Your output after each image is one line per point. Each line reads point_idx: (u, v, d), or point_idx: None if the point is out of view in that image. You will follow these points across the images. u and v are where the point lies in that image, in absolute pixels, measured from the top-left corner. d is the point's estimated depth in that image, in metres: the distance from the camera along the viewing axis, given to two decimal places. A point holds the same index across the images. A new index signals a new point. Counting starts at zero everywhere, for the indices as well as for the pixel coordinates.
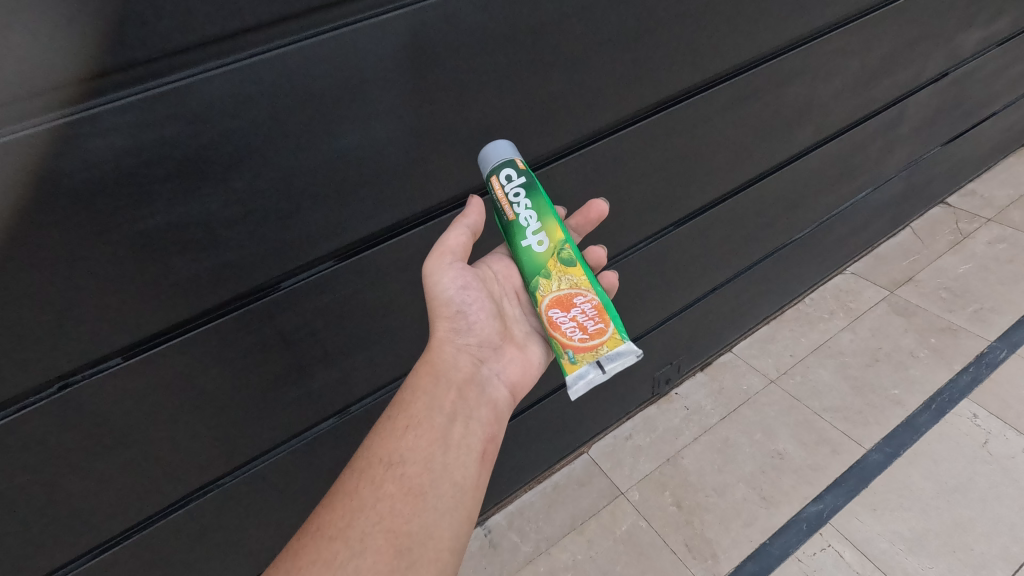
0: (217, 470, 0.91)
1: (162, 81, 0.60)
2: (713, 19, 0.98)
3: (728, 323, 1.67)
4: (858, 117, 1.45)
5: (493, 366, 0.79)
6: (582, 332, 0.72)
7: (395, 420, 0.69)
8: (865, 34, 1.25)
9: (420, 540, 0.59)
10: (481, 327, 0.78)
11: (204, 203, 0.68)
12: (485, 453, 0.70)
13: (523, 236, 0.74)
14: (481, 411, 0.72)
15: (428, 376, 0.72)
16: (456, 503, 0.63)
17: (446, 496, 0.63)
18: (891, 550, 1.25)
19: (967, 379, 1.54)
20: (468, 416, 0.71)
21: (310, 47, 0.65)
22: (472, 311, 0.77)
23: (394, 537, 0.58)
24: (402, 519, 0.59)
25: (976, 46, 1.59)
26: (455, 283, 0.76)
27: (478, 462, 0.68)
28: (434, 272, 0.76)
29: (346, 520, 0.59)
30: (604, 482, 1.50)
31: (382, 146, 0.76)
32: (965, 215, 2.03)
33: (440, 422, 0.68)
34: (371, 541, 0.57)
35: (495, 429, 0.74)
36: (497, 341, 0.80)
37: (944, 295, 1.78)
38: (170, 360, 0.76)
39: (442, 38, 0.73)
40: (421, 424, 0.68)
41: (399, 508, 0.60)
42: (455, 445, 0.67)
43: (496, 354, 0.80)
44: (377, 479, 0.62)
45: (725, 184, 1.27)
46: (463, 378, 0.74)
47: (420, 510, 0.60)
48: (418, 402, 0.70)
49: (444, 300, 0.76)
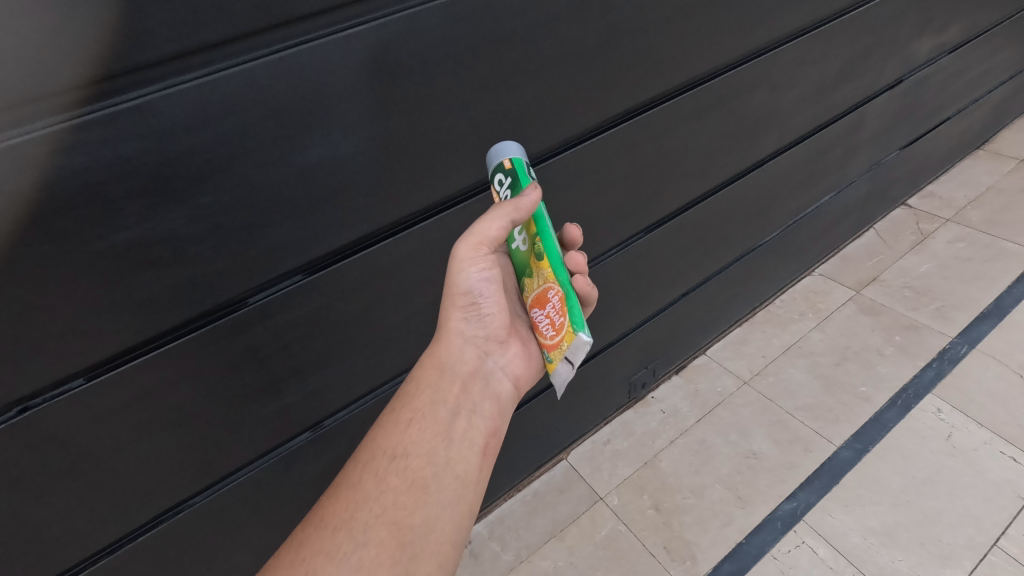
0: (187, 490, 0.89)
1: (123, 98, 0.60)
2: (673, 31, 1.00)
3: (701, 326, 1.70)
4: (820, 123, 1.49)
5: (498, 359, 0.79)
6: (551, 329, 0.73)
7: (400, 413, 0.71)
8: (822, 43, 1.30)
9: (422, 533, 0.61)
10: (493, 319, 0.79)
11: (167, 220, 0.68)
12: (487, 448, 0.71)
13: (513, 237, 0.76)
14: (484, 405, 0.74)
15: (433, 369, 0.74)
16: (458, 496, 0.65)
17: (448, 489, 0.65)
18: (863, 544, 1.28)
19: (931, 375, 1.59)
20: (471, 410, 0.73)
21: (274, 63, 0.66)
22: (486, 302, 0.77)
23: (396, 529, 0.60)
24: (405, 512, 0.61)
25: (930, 54, 1.65)
26: (477, 273, 0.75)
27: (480, 456, 0.70)
28: (461, 259, 0.74)
29: (350, 512, 0.61)
30: (583, 487, 1.51)
31: (348, 160, 0.77)
32: (925, 216, 2.11)
33: (443, 417, 0.70)
34: (374, 534, 0.59)
35: (498, 422, 0.75)
36: (504, 334, 0.81)
37: (908, 294, 1.83)
38: (135, 379, 0.75)
39: (406, 53, 0.74)
40: (425, 418, 0.69)
41: (402, 501, 0.62)
42: (457, 439, 0.69)
43: (502, 347, 0.80)
44: (382, 471, 0.64)
45: (692, 190, 1.30)
46: (468, 371, 0.75)
47: (422, 504, 0.62)
48: (422, 395, 0.72)
49: (462, 289, 0.76)
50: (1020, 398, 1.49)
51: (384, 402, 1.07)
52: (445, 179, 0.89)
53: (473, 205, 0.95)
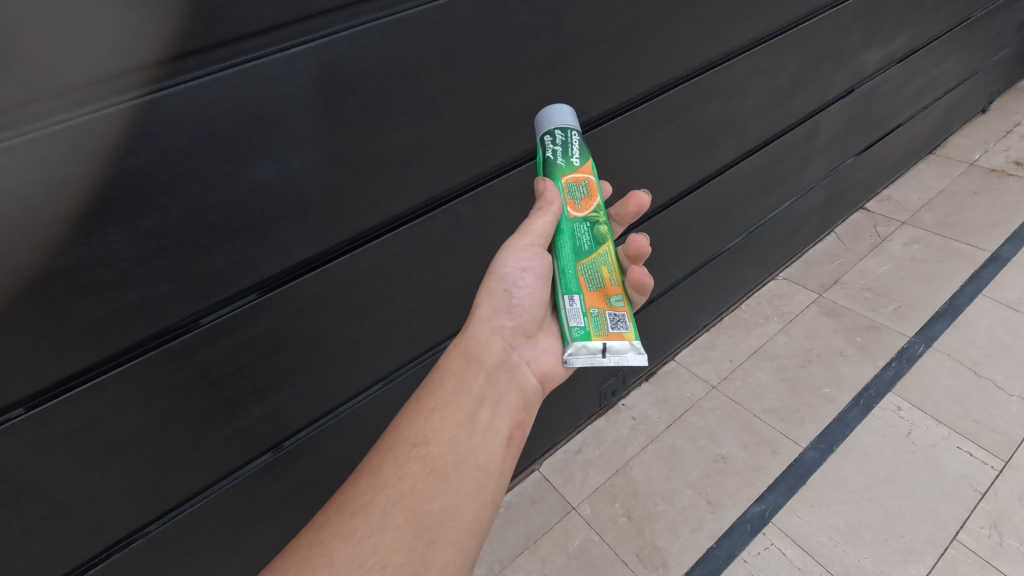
0: (140, 519, 0.87)
1: (53, 121, 0.58)
2: (625, 46, 1.03)
3: (669, 333, 1.72)
4: (776, 132, 1.53)
5: (525, 353, 0.77)
6: None
7: (424, 401, 0.70)
8: (773, 55, 1.33)
9: (441, 520, 0.59)
10: (523, 310, 0.77)
11: (109, 243, 0.66)
12: (511, 439, 0.70)
13: None
14: (510, 396, 0.72)
15: (459, 358, 0.73)
16: (479, 486, 0.63)
17: (469, 478, 0.63)
18: (829, 543, 1.30)
19: (891, 374, 1.64)
20: (496, 400, 0.71)
21: (216, 81, 0.65)
22: (519, 294, 0.77)
23: (414, 516, 0.58)
24: (424, 499, 0.60)
25: (878, 64, 1.72)
26: (518, 263, 0.77)
27: (504, 447, 0.68)
28: (506, 250, 0.77)
29: (369, 497, 0.60)
30: (556, 497, 1.51)
31: (300, 177, 0.77)
32: (882, 219, 2.17)
33: (466, 406, 0.69)
34: (391, 519, 0.58)
35: (522, 416, 0.73)
36: (533, 328, 0.78)
37: (867, 295, 1.89)
38: (79, 407, 0.73)
39: (355, 69, 0.74)
40: (448, 407, 0.68)
41: (420, 488, 0.60)
42: (480, 428, 0.67)
43: (529, 342, 0.78)
44: (402, 458, 0.63)
45: (653, 200, 1.32)
46: (493, 362, 0.74)
47: (441, 492, 0.61)
48: (447, 384, 0.71)
49: (499, 275, 0.77)
50: (974, 393, 1.54)
51: (346, 420, 1.06)
52: (401, 195, 0.89)
53: (431, 219, 0.95)
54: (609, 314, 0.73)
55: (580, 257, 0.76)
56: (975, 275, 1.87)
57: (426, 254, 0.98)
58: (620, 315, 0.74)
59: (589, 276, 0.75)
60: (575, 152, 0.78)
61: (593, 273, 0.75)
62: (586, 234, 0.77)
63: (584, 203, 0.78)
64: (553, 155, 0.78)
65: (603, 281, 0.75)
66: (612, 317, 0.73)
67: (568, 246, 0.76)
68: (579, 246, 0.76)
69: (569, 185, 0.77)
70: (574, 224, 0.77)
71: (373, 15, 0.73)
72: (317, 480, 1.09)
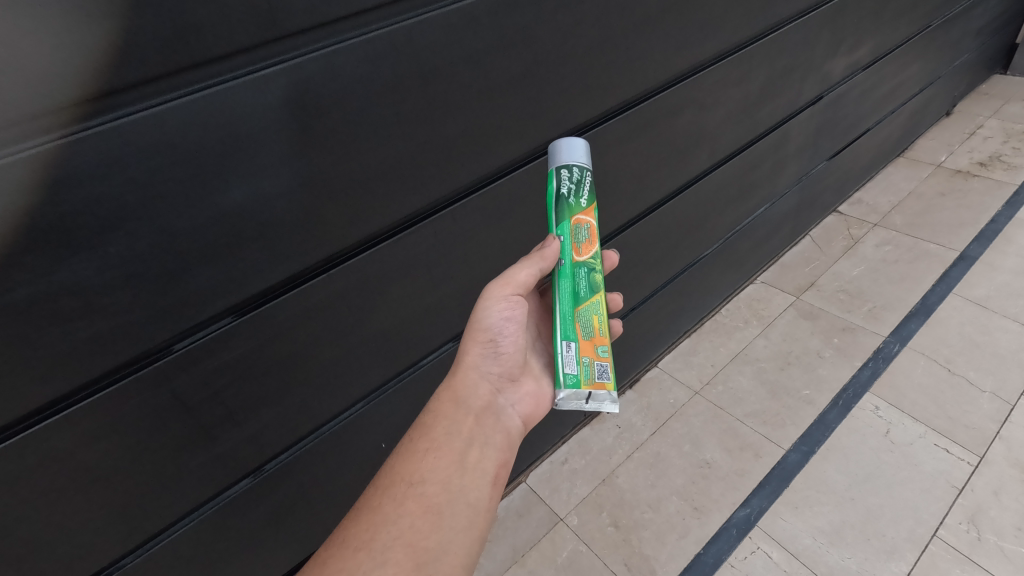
0: (114, 552, 0.84)
1: (16, 147, 0.57)
2: (596, 62, 1.04)
3: (651, 340, 1.74)
4: (748, 139, 1.56)
5: (509, 397, 0.78)
6: None
7: (418, 441, 0.70)
8: (742, 67, 1.37)
9: (438, 555, 0.59)
10: (508, 357, 0.78)
11: (76, 270, 0.65)
12: (498, 477, 0.70)
13: None
14: (496, 438, 0.73)
15: (449, 402, 0.74)
16: (470, 522, 0.63)
17: (461, 514, 0.63)
18: (814, 545, 1.31)
19: (868, 374, 1.67)
20: (484, 441, 0.72)
21: (185, 106, 0.65)
22: (505, 342, 0.78)
23: (414, 551, 0.58)
24: (421, 534, 0.60)
25: (844, 72, 1.76)
26: (502, 314, 0.77)
27: (491, 485, 0.68)
28: (490, 296, 0.78)
29: (371, 532, 0.60)
30: (542, 509, 1.50)
31: (271, 200, 0.76)
32: (854, 222, 2.23)
33: (458, 446, 0.69)
34: (392, 554, 0.57)
35: (507, 456, 0.74)
36: (517, 372, 0.80)
37: (842, 296, 1.93)
38: (46, 439, 0.71)
39: (327, 90, 0.74)
40: (441, 448, 0.68)
41: (418, 524, 0.60)
42: (470, 467, 0.68)
43: (514, 385, 0.79)
44: (399, 496, 0.63)
45: (630, 210, 1.33)
46: (480, 406, 0.75)
47: (438, 528, 0.61)
48: (439, 426, 0.71)
49: (485, 325, 0.77)
50: (947, 391, 1.57)
51: (327, 440, 1.05)
52: (374, 213, 0.89)
53: (407, 236, 0.95)
54: (598, 364, 0.74)
55: (577, 302, 0.76)
56: (944, 274, 1.92)
57: (403, 270, 0.98)
58: (606, 365, 0.75)
59: (584, 324, 0.75)
60: (585, 193, 0.77)
61: (587, 321, 0.75)
62: (584, 280, 0.76)
63: (586, 247, 0.77)
64: (567, 192, 0.76)
65: (594, 331, 0.76)
66: (599, 367, 0.74)
67: (568, 292, 0.76)
68: (577, 292, 0.76)
69: (576, 227, 0.76)
70: (576, 267, 0.76)
71: (344, 35, 0.73)
72: (299, 504, 1.07)
